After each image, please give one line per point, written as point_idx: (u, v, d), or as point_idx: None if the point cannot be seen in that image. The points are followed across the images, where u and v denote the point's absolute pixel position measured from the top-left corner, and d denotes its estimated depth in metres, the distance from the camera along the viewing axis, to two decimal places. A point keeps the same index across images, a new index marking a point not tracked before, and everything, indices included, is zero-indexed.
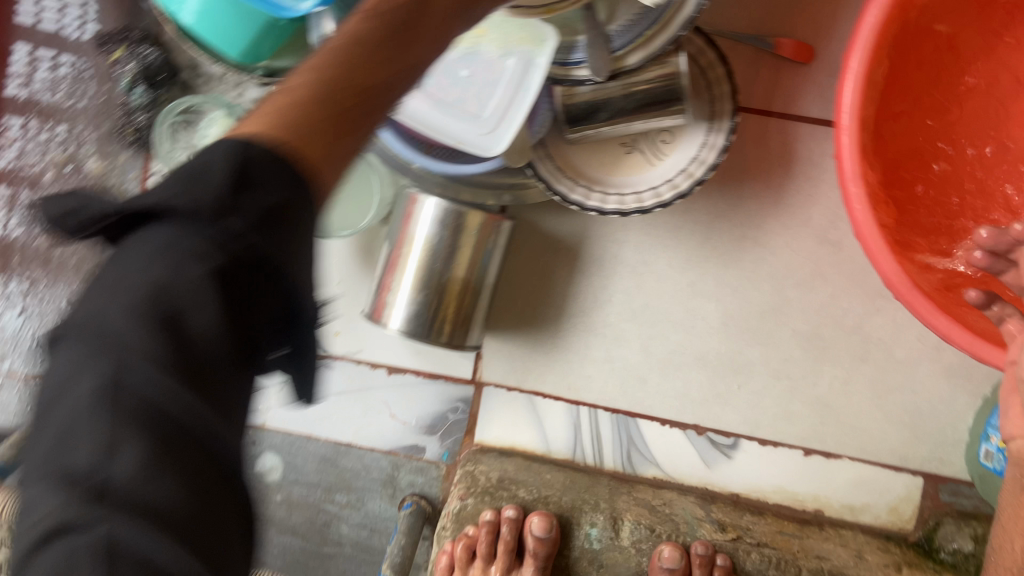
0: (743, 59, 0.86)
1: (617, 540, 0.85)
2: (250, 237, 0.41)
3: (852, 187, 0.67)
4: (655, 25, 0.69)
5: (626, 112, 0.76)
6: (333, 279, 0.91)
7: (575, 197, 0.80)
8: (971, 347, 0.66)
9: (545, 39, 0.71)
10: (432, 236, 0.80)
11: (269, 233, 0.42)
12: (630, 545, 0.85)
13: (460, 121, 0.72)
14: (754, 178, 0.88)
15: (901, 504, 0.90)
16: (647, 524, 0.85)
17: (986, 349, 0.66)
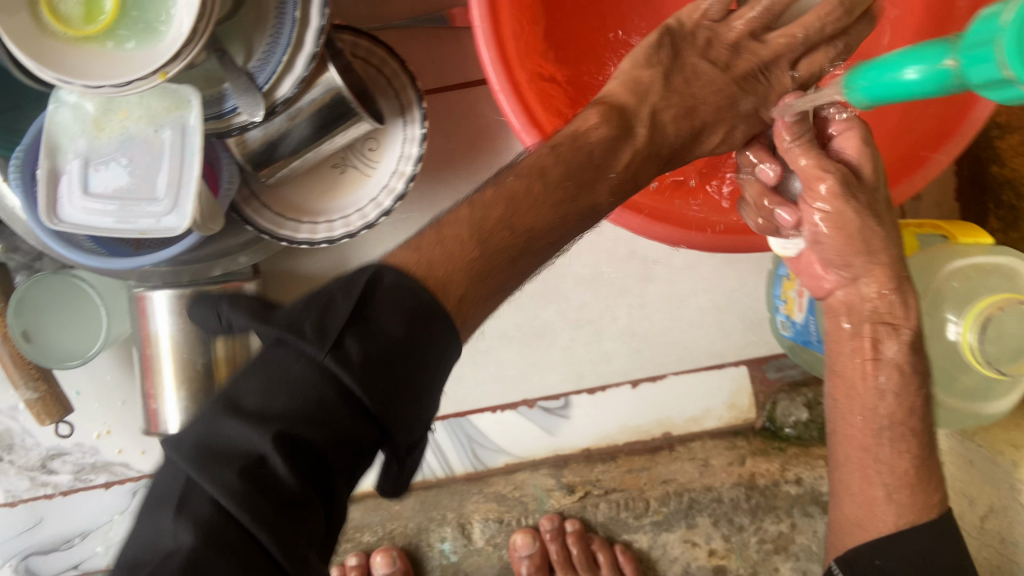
0: (422, 41, 0.84)
1: (473, 545, 0.91)
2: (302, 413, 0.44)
3: (502, 97, 0.65)
4: (289, 48, 0.68)
5: (308, 139, 0.75)
6: (114, 402, 0.87)
7: (302, 236, 0.79)
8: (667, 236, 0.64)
9: (188, 99, 0.69)
10: (174, 331, 0.77)
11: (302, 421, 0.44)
12: (486, 544, 0.91)
13: (138, 210, 0.69)
14: (480, 148, 0.87)
15: (737, 399, 0.91)
16: (495, 517, 0.91)
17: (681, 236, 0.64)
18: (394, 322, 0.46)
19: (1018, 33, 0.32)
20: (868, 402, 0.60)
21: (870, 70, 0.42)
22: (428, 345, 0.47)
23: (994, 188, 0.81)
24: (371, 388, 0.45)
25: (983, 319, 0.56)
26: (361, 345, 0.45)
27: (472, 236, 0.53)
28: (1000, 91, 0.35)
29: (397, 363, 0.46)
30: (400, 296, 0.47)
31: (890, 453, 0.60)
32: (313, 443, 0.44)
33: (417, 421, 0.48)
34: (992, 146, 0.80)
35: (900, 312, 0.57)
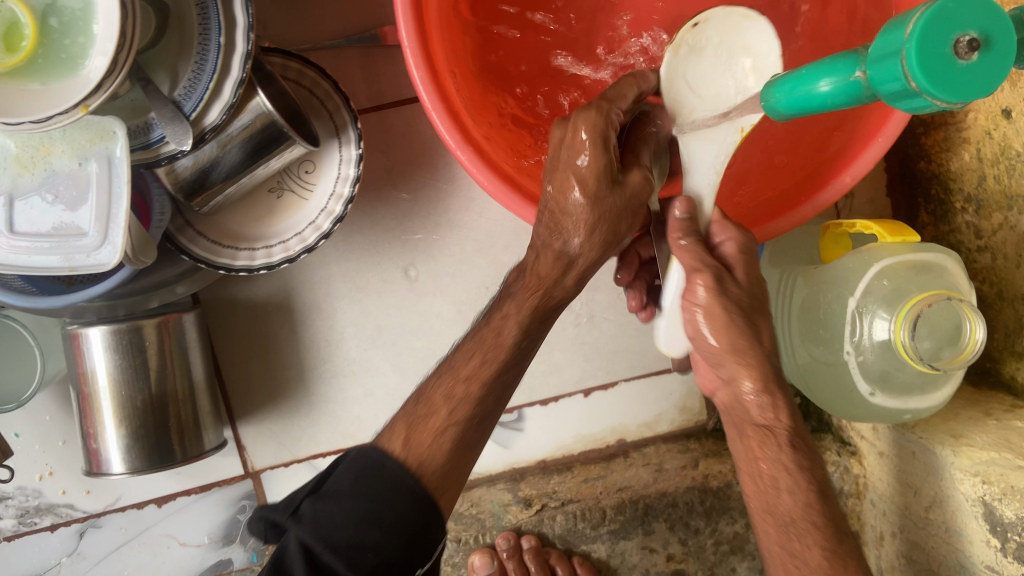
0: (354, 60, 0.83)
1: None
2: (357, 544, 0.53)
3: (436, 117, 0.64)
4: (215, 75, 0.67)
5: (240, 165, 0.73)
6: (54, 441, 0.84)
7: (239, 263, 0.78)
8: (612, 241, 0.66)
9: (113, 130, 0.67)
10: (111, 367, 0.75)
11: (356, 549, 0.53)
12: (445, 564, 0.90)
13: (66, 246, 0.67)
14: (420, 164, 0.86)
15: (687, 401, 0.93)
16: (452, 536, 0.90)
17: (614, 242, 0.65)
18: (344, 483, 0.55)
19: (919, 45, 0.33)
20: (770, 498, 0.61)
21: (786, 82, 0.43)
22: (410, 518, 0.54)
23: (923, 183, 0.83)
24: (361, 567, 0.52)
25: (914, 316, 0.57)
26: (332, 512, 0.53)
27: (453, 418, 0.58)
28: (906, 101, 0.36)
29: (370, 528, 0.52)
30: (356, 466, 0.56)
31: (802, 548, 0.59)
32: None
33: (403, 571, 0.54)
34: (918, 142, 0.82)
35: (768, 413, 0.59)
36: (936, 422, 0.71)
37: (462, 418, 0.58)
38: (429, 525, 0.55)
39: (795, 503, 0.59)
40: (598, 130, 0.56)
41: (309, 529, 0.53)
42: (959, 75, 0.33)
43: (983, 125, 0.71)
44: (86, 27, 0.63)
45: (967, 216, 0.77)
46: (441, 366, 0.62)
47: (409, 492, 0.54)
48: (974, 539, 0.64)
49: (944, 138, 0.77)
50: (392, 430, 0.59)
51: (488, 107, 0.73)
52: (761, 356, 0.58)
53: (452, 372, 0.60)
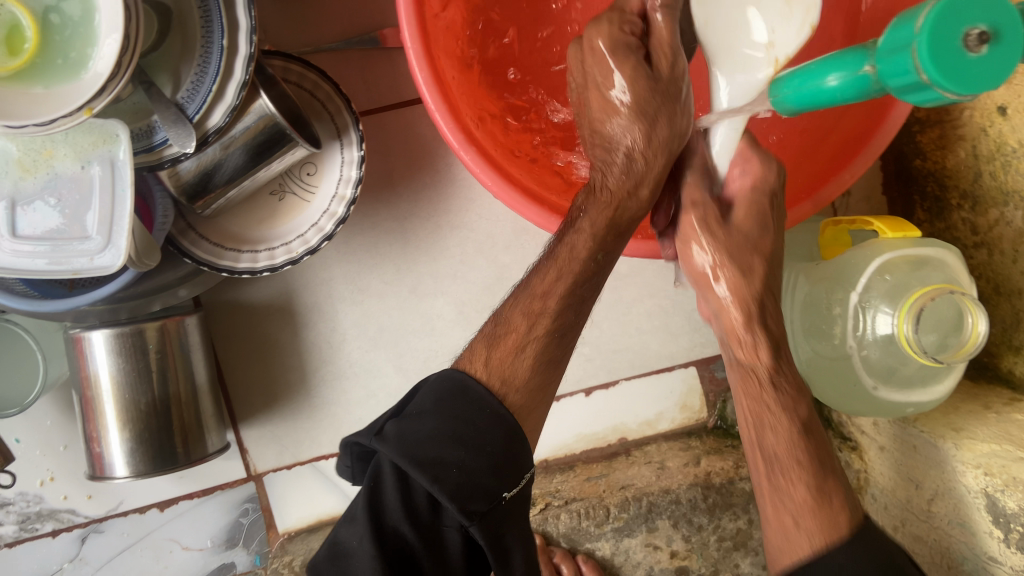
0: (354, 62, 0.83)
1: None
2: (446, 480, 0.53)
3: (438, 118, 0.65)
4: (218, 77, 0.67)
5: (243, 168, 0.73)
6: (56, 447, 0.84)
7: (242, 266, 0.78)
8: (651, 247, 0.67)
9: (116, 133, 0.67)
10: (114, 370, 0.75)
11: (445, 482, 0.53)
12: None
13: (70, 250, 0.67)
14: (420, 166, 0.86)
15: (688, 400, 0.93)
16: None
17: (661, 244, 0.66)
18: (427, 404, 0.57)
19: (929, 39, 0.33)
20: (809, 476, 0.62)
21: (793, 78, 0.43)
22: (493, 440, 0.55)
23: (918, 180, 0.84)
24: (446, 485, 0.52)
25: (917, 309, 0.58)
26: (415, 429, 0.55)
27: (533, 334, 0.59)
28: (916, 95, 0.36)
29: (450, 448, 0.54)
30: (439, 388, 0.58)
31: (786, 485, 0.60)
32: (432, 519, 0.54)
33: (489, 494, 0.54)
34: (914, 140, 0.83)
35: (750, 351, 0.61)
36: (937, 416, 0.72)
37: (542, 335, 0.59)
38: (507, 445, 0.56)
39: (777, 437, 0.60)
40: (618, 40, 0.56)
41: (395, 447, 0.54)
42: (969, 68, 0.33)
43: (979, 122, 0.72)
44: (89, 30, 0.63)
45: (963, 212, 0.78)
46: (522, 283, 0.62)
47: (492, 412, 0.56)
48: (977, 531, 0.65)
49: (939, 135, 0.78)
50: (471, 350, 0.60)
51: (489, 108, 0.73)
52: (748, 286, 0.59)
53: (529, 291, 0.60)
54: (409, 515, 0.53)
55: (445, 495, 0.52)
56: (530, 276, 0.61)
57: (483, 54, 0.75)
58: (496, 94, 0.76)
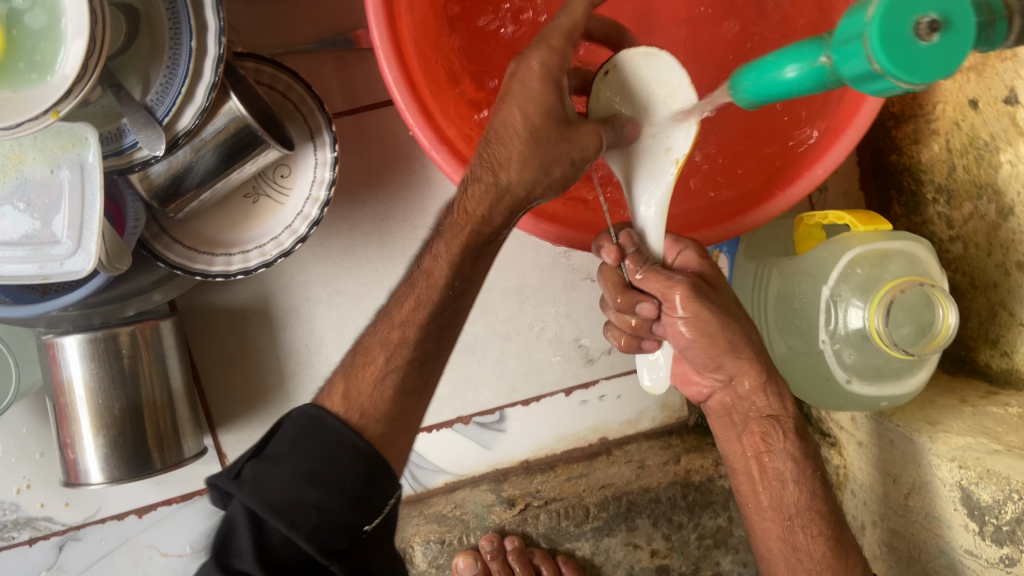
0: (329, 64, 0.83)
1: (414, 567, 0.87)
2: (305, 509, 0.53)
3: (408, 116, 0.64)
4: (187, 79, 0.67)
5: (214, 170, 0.73)
6: (31, 455, 0.83)
7: (216, 268, 0.77)
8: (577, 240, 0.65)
9: (85, 136, 0.67)
10: (87, 375, 0.74)
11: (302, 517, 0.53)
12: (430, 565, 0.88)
13: (39, 254, 0.67)
14: (396, 166, 0.86)
15: (668, 398, 0.93)
16: (437, 539, 0.88)
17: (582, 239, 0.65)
18: (284, 446, 0.57)
19: (880, 29, 0.33)
20: (775, 492, 0.67)
21: (753, 70, 0.43)
22: (354, 476, 0.56)
23: (894, 175, 0.84)
24: (303, 527, 0.53)
25: (887, 301, 0.58)
26: (273, 474, 0.55)
27: (393, 364, 0.62)
28: (871, 84, 0.36)
29: (313, 486, 0.54)
30: (298, 425, 0.58)
31: (805, 540, 0.66)
32: (291, 559, 0.53)
33: (350, 528, 0.55)
34: (889, 135, 0.83)
35: (773, 403, 0.66)
36: (913, 410, 0.72)
37: (399, 363, 0.62)
38: (368, 480, 0.57)
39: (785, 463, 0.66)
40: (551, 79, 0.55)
41: (249, 492, 0.54)
42: (921, 56, 0.33)
43: (951, 116, 0.73)
44: (53, 31, 0.62)
45: (938, 207, 0.78)
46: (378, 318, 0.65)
47: (353, 447, 0.57)
48: (953, 524, 0.65)
49: (913, 130, 0.79)
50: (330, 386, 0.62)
51: (461, 105, 0.73)
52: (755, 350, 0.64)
53: (389, 321, 0.63)
54: (267, 558, 0.52)
55: (303, 537, 0.53)
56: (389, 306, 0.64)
57: (456, 54, 0.74)
58: (470, 92, 0.75)
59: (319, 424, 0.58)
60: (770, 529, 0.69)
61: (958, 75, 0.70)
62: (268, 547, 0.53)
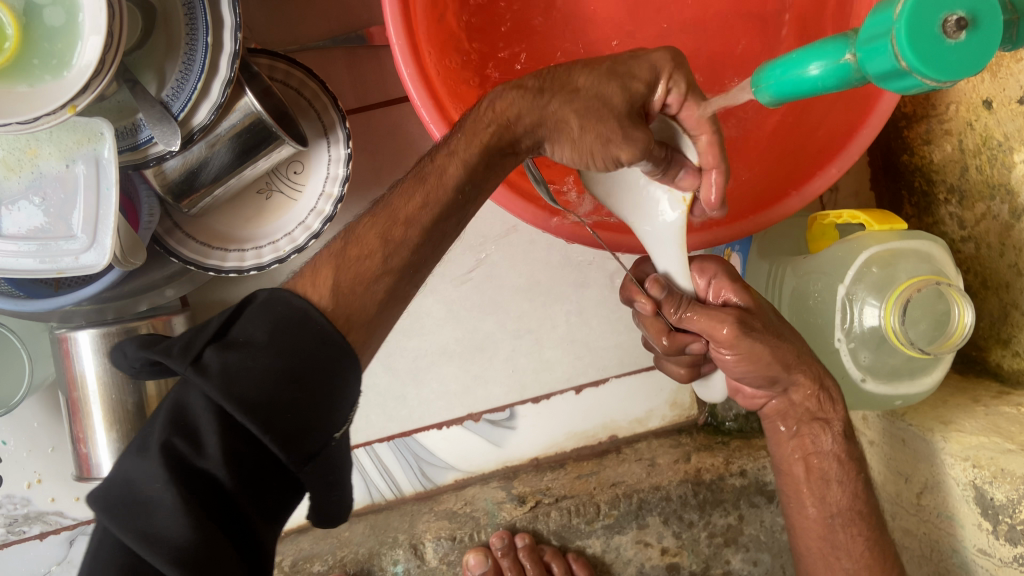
0: (342, 61, 0.83)
1: (425, 564, 0.87)
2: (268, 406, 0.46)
3: (423, 112, 0.65)
4: (203, 75, 0.67)
5: (229, 166, 0.73)
6: (43, 449, 0.83)
7: (229, 264, 0.77)
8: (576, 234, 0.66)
9: (100, 131, 0.67)
10: (100, 369, 0.74)
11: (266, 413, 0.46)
12: (440, 562, 0.87)
13: (56, 249, 0.67)
14: (408, 163, 0.86)
15: (678, 397, 0.93)
16: (448, 535, 0.88)
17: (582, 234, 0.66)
18: (259, 333, 0.48)
19: (907, 26, 0.34)
20: (819, 492, 0.67)
21: (776, 68, 0.43)
22: (325, 368, 0.49)
23: (906, 176, 0.84)
24: (277, 430, 0.46)
25: (903, 301, 0.58)
26: (246, 367, 0.46)
27: (389, 266, 0.55)
28: (896, 82, 0.36)
29: (288, 386, 0.47)
30: (274, 313, 0.49)
31: (845, 539, 0.66)
32: (257, 463, 0.46)
33: (323, 434, 0.48)
34: (901, 135, 0.83)
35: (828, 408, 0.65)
36: (925, 410, 0.72)
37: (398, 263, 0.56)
38: (342, 384, 0.49)
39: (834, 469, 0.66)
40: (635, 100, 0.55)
41: (216, 382, 0.45)
42: (948, 54, 0.34)
43: (964, 116, 0.73)
44: (71, 27, 0.63)
45: (950, 207, 0.78)
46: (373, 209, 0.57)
47: (320, 334, 0.49)
48: (966, 523, 0.65)
49: (926, 130, 0.79)
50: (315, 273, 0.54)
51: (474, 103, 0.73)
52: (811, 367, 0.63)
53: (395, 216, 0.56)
54: (232, 458, 0.45)
55: (275, 441, 0.46)
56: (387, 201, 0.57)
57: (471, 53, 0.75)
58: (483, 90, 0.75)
59: (280, 308, 0.50)
60: (812, 528, 0.68)
61: (972, 76, 0.70)
62: (233, 448, 0.45)
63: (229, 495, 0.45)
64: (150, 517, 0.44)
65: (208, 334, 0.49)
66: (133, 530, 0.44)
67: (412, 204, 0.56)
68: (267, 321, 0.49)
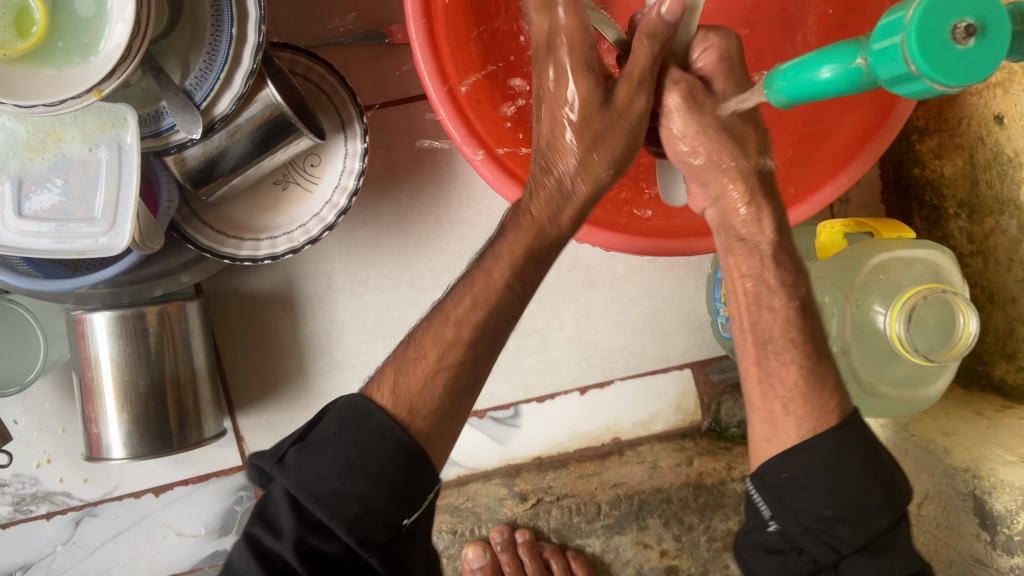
0: (362, 58, 0.84)
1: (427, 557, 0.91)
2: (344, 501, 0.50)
3: (439, 109, 0.66)
4: (227, 65, 0.68)
5: (248, 156, 0.74)
6: (54, 429, 0.84)
7: (244, 253, 0.78)
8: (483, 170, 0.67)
9: (124, 117, 0.68)
10: (114, 350, 0.75)
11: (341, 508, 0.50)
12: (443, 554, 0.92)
13: (75, 230, 0.68)
14: (423, 159, 0.87)
15: (682, 401, 0.94)
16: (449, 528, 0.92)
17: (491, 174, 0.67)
18: (330, 432, 0.53)
19: (918, 31, 0.34)
20: (754, 317, 0.63)
21: (788, 70, 0.44)
22: (397, 469, 0.52)
23: (916, 190, 0.85)
24: (344, 518, 0.50)
25: (908, 309, 0.58)
26: (316, 460, 0.51)
27: (443, 362, 0.57)
28: (906, 86, 0.37)
29: (355, 476, 0.51)
30: (343, 411, 0.54)
31: (778, 366, 0.62)
32: (332, 557, 0.50)
33: (392, 525, 0.52)
34: (912, 149, 0.84)
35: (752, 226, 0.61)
36: (928, 421, 0.72)
37: (453, 363, 0.57)
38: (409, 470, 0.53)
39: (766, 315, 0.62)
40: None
41: (292, 476, 0.51)
42: (957, 59, 0.34)
43: (975, 131, 0.73)
44: (100, 15, 0.64)
45: (959, 221, 0.79)
46: (430, 313, 0.60)
47: (395, 441, 0.53)
48: (965, 534, 0.65)
49: (936, 145, 0.79)
50: (382, 375, 0.57)
51: (490, 102, 0.74)
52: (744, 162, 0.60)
53: (441, 316, 0.59)
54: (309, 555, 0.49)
55: (342, 528, 0.50)
56: (444, 301, 0.60)
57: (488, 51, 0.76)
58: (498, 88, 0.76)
59: (356, 412, 0.54)
60: None
61: (984, 91, 0.71)
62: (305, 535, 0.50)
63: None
64: None
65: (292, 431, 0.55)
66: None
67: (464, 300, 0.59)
68: (341, 423, 0.53)
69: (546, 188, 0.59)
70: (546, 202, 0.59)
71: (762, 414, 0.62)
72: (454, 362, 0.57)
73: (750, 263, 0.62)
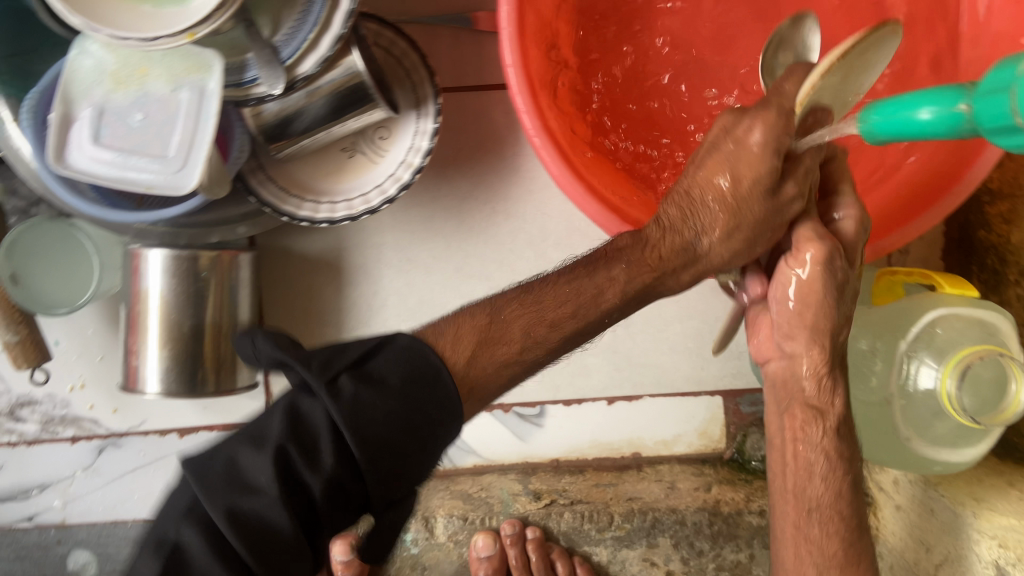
0: (445, 40, 0.85)
1: (434, 540, 0.92)
2: (382, 456, 0.48)
3: (518, 97, 0.66)
4: (316, 27, 0.69)
5: (322, 119, 0.75)
6: (92, 356, 0.86)
7: (302, 213, 0.79)
8: (550, 162, 0.67)
9: (210, 64, 0.70)
10: (166, 288, 0.77)
11: (380, 458, 0.48)
12: (447, 541, 0.94)
13: (147, 164, 0.70)
14: (491, 148, 0.88)
15: (709, 427, 0.93)
16: (459, 515, 0.93)
17: (559, 169, 0.67)
18: (392, 375, 0.51)
19: None
20: (801, 482, 0.62)
21: (885, 107, 0.43)
22: (439, 437, 0.51)
23: (979, 252, 0.83)
24: (378, 467, 0.48)
25: (962, 367, 0.58)
26: (374, 404, 0.48)
27: (523, 354, 0.57)
28: (1006, 137, 0.37)
29: (387, 453, 0.49)
30: (408, 361, 0.52)
31: (818, 535, 0.62)
32: (352, 493, 0.49)
33: (409, 486, 0.51)
34: (981, 210, 0.83)
35: (825, 397, 0.60)
36: (960, 484, 0.71)
37: (532, 361, 0.58)
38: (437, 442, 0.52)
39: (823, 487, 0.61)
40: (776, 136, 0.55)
41: (350, 409, 0.48)
42: None
43: None
44: None
45: (1019, 290, 0.77)
46: (518, 288, 0.61)
47: (446, 404, 0.52)
48: None
49: (1008, 210, 0.78)
50: (458, 333, 0.56)
51: (568, 108, 0.75)
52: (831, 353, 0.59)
53: (534, 304, 0.59)
54: (335, 488, 0.47)
55: (372, 477, 0.48)
56: (538, 285, 0.61)
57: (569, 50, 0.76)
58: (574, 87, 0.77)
59: (428, 364, 0.52)
60: None
61: None
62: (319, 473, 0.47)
63: (315, 512, 0.48)
64: (243, 500, 0.46)
65: (356, 349, 0.52)
66: (204, 472, 0.48)
67: (554, 294, 0.60)
68: (401, 371, 0.51)
69: (681, 242, 0.61)
70: (674, 253, 0.61)
71: (790, 552, 0.63)
72: (531, 361, 0.57)
73: (812, 429, 0.61)
